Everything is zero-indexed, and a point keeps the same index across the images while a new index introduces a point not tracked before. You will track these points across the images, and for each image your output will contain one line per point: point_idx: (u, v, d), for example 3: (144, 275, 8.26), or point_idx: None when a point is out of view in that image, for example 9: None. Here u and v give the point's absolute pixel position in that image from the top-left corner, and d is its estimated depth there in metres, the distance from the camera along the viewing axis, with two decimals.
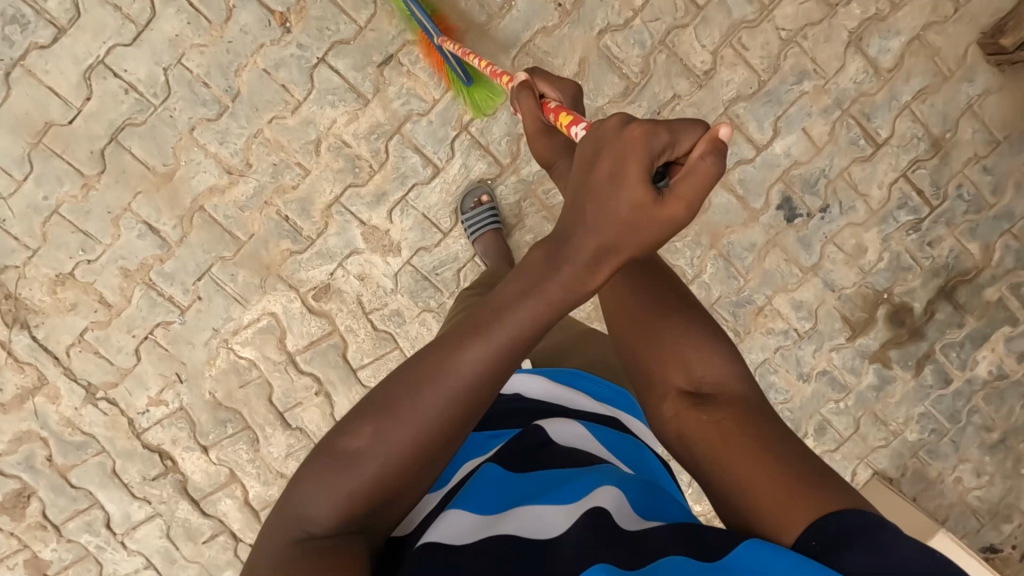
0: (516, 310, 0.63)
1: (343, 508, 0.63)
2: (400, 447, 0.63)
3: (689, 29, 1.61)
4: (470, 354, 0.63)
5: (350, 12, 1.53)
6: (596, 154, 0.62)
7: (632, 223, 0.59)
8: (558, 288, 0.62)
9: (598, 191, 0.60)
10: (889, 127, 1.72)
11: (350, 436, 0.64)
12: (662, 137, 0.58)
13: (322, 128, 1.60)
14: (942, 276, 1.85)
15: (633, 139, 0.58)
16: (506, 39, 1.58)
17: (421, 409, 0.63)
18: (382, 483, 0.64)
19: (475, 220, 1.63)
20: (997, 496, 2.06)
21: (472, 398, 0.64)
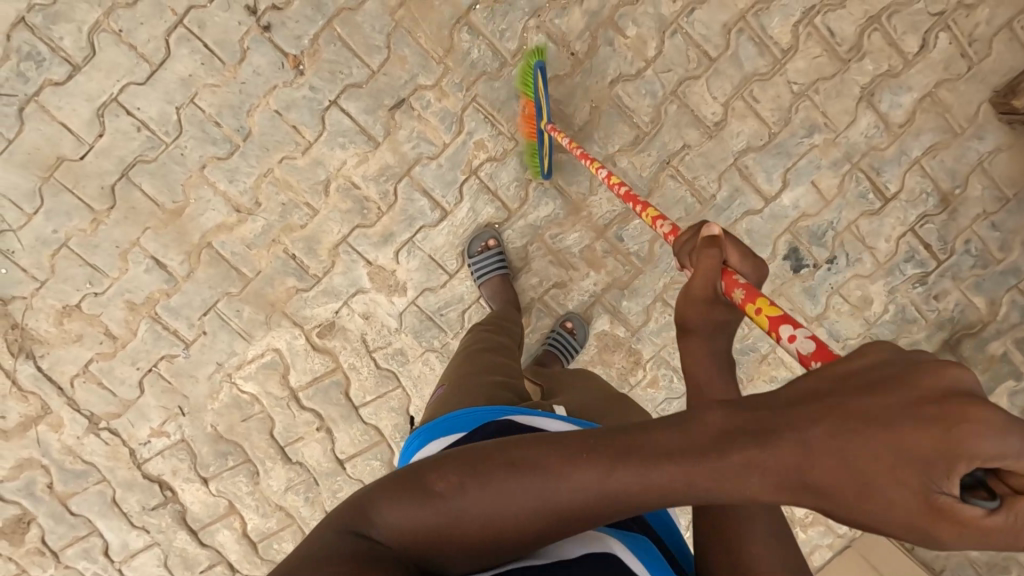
0: (660, 469, 0.57)
1: (398, 539, 0.62)
2: (479, 516, 0.62)
3: (701, 81, 1.61)
4: (588, 474, 0.60)
5: (363, 56, 1.54)
6: (873, 379, 0.49)
7: (858, 474, 0.48)
8: (715, 470, 0.55)
9: (845, 417, 0.49)
10: (898, 181, 1.72)
11: (441, 476, 0.64)
12: (1012, 444, 0.41)
13: (331, 169, 1.60)
14: (946, 329, 1.84)
15: (963, 420, 0.42)
16: (518, 86, 1.58)
17: (519, 497, 0.61)
18: (444, 539, 0.62)
19: (481, 265, 1.64)
20: (996, 548, 2.05)
21: (568, 520, 0.61)
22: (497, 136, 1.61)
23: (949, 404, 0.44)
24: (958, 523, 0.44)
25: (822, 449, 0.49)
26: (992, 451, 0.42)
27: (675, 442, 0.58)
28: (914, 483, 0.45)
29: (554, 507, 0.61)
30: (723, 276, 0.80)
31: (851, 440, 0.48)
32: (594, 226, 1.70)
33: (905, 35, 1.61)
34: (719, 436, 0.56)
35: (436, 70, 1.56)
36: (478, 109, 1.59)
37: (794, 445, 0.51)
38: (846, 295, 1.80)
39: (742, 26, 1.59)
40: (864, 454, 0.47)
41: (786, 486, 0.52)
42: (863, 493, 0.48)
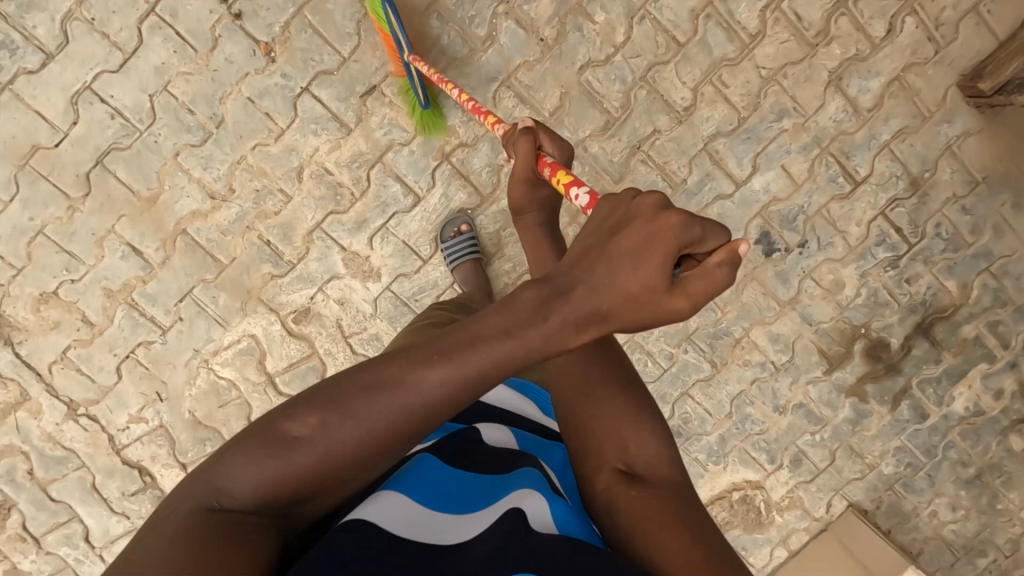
0: (491, 345, 0.64)
1: (267, 487, 0.61)
2: (342, 443, 0.63)
3: (670, 66, 1.63)
4: (434, 372, 0.64)
5: (334, 44, 1.56)
6: (623, 218, 0.65)
7: (629, 294, 0.63)
8: (538, 334, 0.64)
9: (612, 254, 0.64)
10: (868, 165, 1.73)
11: (293, 422, 0.63)
12: (689, 230, 0.61)
13: (305, 155, 1.62)
14: (919, 312, 1.86)
15: (659, 221, 0.61)
16: (488, 72, 1.60)
17: (374, 411, 0.63)
18: (311, 477, 0.63)
19: (453, 249, 1.64)
20: (972, 531, 2.07)
21: (426, 421, 0.65)
22: (468, 122, 1.63)
23: (654, 216, 0.62)
24: (685, 292, 0.62)
25: (607, 287, 0.64)
26: (682, 236, 0.61)
27: (497, 323, 0.65)
28: (655, 280, 0.62)
29: (410, 411, 0.63)
30: (537, 160, 0.95)
31: (615, 271, 0.63)
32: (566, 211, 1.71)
33: (872, 19, 1.63)
34: (533, 307, 0.65)
35: None
36: (449, 95, 1.61)
37: (583, 291, 0.64)
38: (819, 279, 1.82)
39: (710, 11, 1.60)
40: (630, 277, 0.62)
41: (587, 327, 0.65)
42: (638, 301, 0.63)
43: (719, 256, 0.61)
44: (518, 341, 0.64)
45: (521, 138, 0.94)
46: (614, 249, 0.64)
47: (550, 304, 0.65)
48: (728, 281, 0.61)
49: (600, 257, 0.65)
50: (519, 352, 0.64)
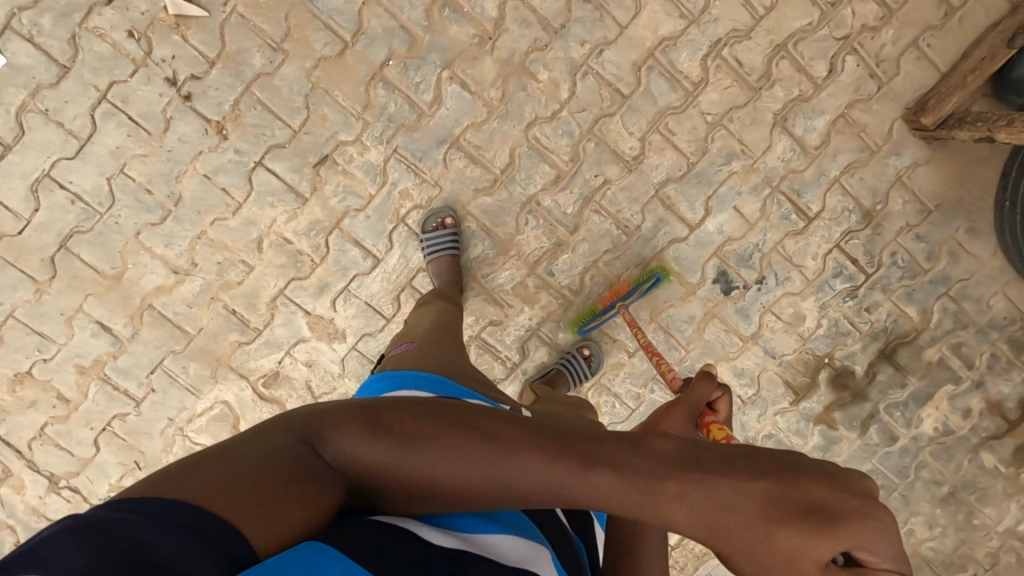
0: (611, 474, 0.71)
1: (358, 462, 0.69)
2: (432, 471, 0.70)
3: (616, 118, 1.65)
4: (540, 466, 0.72)
5: (284, 118, 1.59)
6: (827, 477, 0.67)
7: (763, 529, 0.66)
8: (661, 489, 0.70)
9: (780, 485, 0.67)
10: (820, 201, 1.75)
11: (408, 420, 0.72)
12: (881, 548, 0.64)
13: (263, 227, 1.66)
14: (881, 339, 1.88)
15: (856, 513, 0.64)
16: (438, 134, 1.63)
17: (487, 474, 0.72)
18: (395, 482, 0.70)
19: (433, 243, 1.65)
20: (950, 547, 2.10)
21: (510, 499, 0.73)
22: (421, 184, 1.66)
23: (862, 507, 0.65)
24: None
25: (738, 497, 0.67)
26: (868, 541, 0.64)
27: (635, 460, 0.71)
28: (790, 536, 0.65)
29: (503, 485, 0.72)
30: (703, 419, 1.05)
31: (765, 517, 0.66)
32: (524, 263, 1.75)
33: (814, 60, 1.65)
34: (669, 464, 0.70)
35: (356, 125, 1.61)
36: (400, 160, 1.64)
37: (720, 487, 0.68)
38: (779, 313, 1.84)
39: (652, 63, 1.62)
40: (762, 515, 0.66)
41: (703, 520, 0.69)
42: (761, 541, 0.67)
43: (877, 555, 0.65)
44: (627, 477, 0.71)
45: (700, 387, 1.04)
46: (765, 458, 0.69)
47: (682, 460, 0.71)
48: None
49: (756, 462, 0.69)
50: (633, 494, 0.71)
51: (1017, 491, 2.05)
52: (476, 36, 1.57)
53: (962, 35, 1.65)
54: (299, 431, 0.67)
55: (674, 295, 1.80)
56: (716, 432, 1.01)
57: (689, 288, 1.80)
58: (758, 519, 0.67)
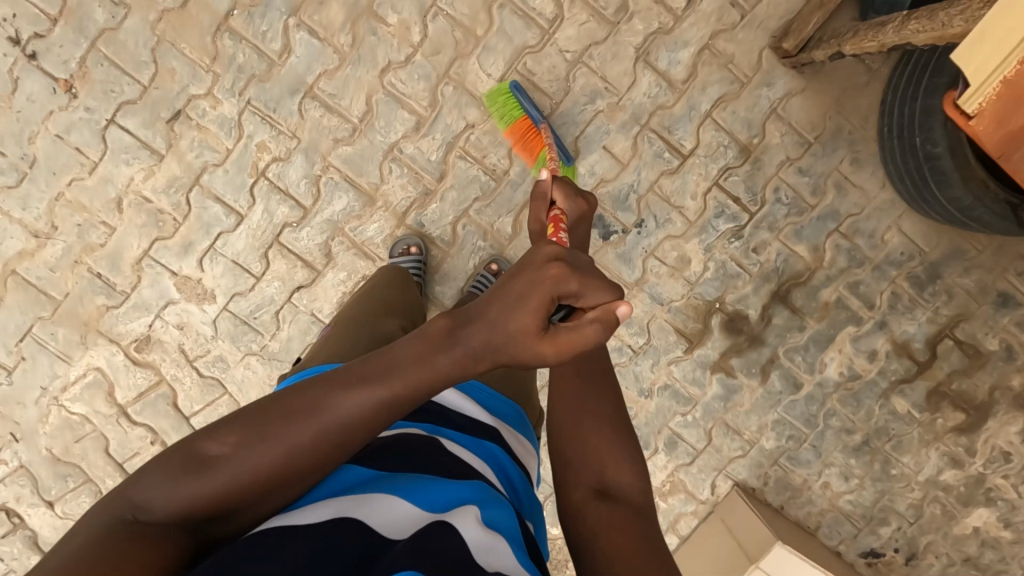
0: (403, 369, 0.74)
1: (181, 506, 0.72)
2: (253, 468, 0.73)
3: (471, 59, 1.62)
4: (348, 400, 0.74)
5: (132, 73, 1.58)
6: (527, 265, 0.75)
7: (512, 334, 0.73)
8: (440, 367, 0.74)
9: (512, 295, 0.73)
10: (693, 137, 1.70)
11: (213, 443, 0.74)
12: (573, 284, 0.72)
13: (121, 186, 1.64)
14: (773, 281, 1.82)
15: (547, 274, 0.73)
16: (290, 83, 1.61)
17: (295, 444, 0.73)
18: (226, 500, 0.73)
19: (398, 267, 1.66)
20: (870, 500, 2.02)
21: (336, 441, 0.74)
22: (278, 136, 1.64)
23: (547, 266, 0.73)
24: (552, 345, 0.72)
25: (501, 326, 0.73)
26: (567, 286, 0.72)
27: (410, 351, 0.75)
28: (529, 325, 0.72)
29: (325, 433, 0.74)
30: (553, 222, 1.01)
31: (516, 321, 0.72)
32: (392, 214, 1.71)
33: None
34: (432, 341, 0.75)
35: (206, 78, 1.59)
36: (255, 112, 1.62)
37: (474, 339, 0.74)
38: (663, 257, 1.79)
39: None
40: (522, 329, 0.72)
41: (480, 360, 0.74)
42: (517, 351, 0.73)
43: (595, 315, 0.73)
44: (422, 368, 0.74)
45: (536, 201, 1.06)
46: (503, 294, 0.74)
47: (451, 333, 0.75)
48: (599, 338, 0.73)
49: (495, 303, 0.74)
50: (428, 372, 0.74)
51: (934, 438, 1.97)
52: None
53: None
54: (115, 515, 0.71)
55: None
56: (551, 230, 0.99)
57: None
58: (519, 330, 0.72)
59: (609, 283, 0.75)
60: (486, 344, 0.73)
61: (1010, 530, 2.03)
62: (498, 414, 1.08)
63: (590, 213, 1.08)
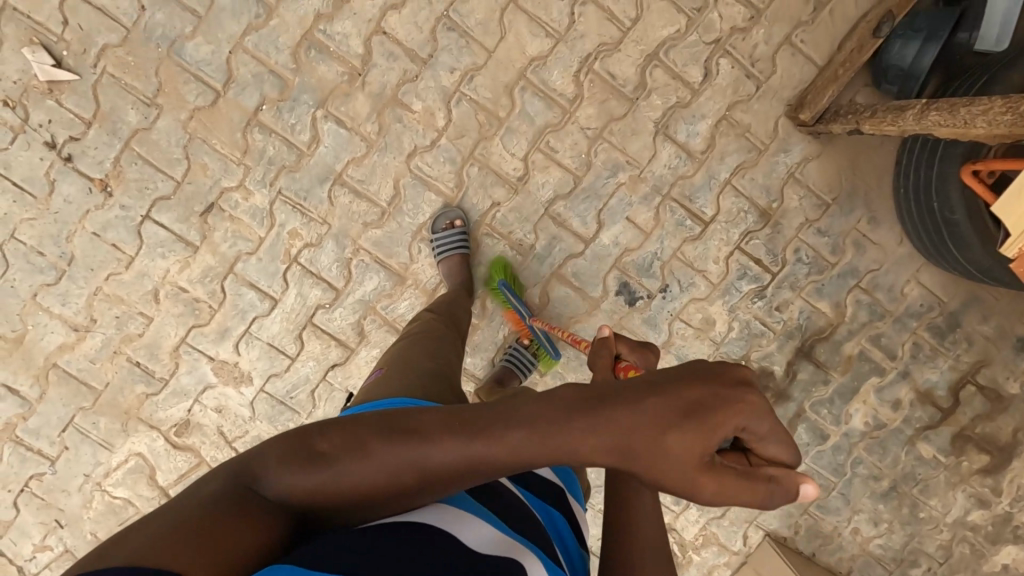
0: (517, 429, 0.74)
1: (289, 491, 0.73)
2: (357, 479, 0.74)
3: (495, 141, 1.66)
4: (452, 443, 0.75)
5: (165, 170, 1.61)
6: (708, 374, 0.73)
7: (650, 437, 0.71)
8: (569, 446, 0.73)
9: (666, 396, 0.72)
10: (714, 204, 1.74)
11: (325, 441, 0.76)
12: (762, 426, 0.71)
13: (157, 278, 1.68)
14: (797, 337, 1.86)
15: (737, 405, 0.71)
16: (319, 172, 1.65)
17: (398, 469, 0.74)
18: (325, 499, 0.75)
19: (442, 242, 1.65)
20: (899, 543, 2.05)
21: (438, 482, 0.76)
22: (309, 223, 1.68)
23: (741, 396, 0.71)
24: (711, 483, 0.70)
25: (643, 424, 0.71)
26: (749, 421, 0.71)
27: (530, 412, 0.75)
28: (688, 450, 0.70)
29: (427, 468, 0.75)
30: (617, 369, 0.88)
31: (676, 432, 0.70)
32: (422, 292, 1.74)
33: (687, 66, 1.65)
34: (570, 406, 0.74)
35: (237, 171, 1.63)
36: (285, 201, 1.66)
37: (616, 420, 0.72)
38: (688, 319, 1.82)
39: (524, 83, 1.63)
40: (671, 442, 0.70)
41: (610, 454, 0.72)
42: (652, 460, 0.71)
43: (777, 468, 0.71)
44: (549, 443, 0.73)
45: (596, 350, 0.88)
46: (673, 396, 0.71)
47: (596, 406, 0.73)
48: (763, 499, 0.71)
49: (657, 398, 0.72)
50: (551, 448, 0.73)
51: (960, 480, 2.00)
52: (345, 73, 1.59)
53: (834, 27, 1.64)
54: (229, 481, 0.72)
55: (579, 311, 1.79)
56: None
57: (593, 302, 1.78)
58: (665, 439, 0.70)
59: (786, 439, 0.72)
60: (624, 439, 0.71)
61: None
62: (563, 477, 1.00)
63: (659, 365, 0.90)
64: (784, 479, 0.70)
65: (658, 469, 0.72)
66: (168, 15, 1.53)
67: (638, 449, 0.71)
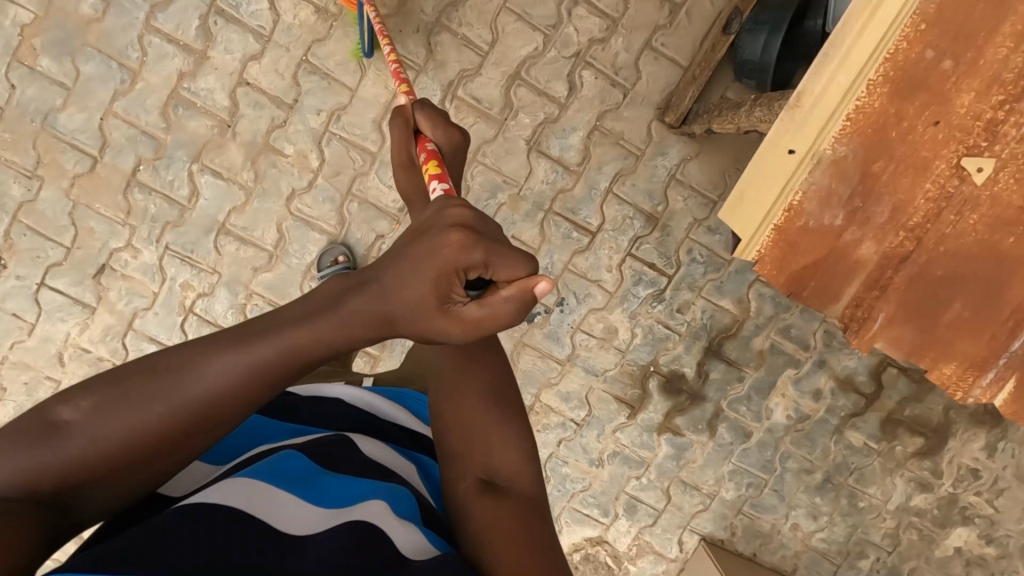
0: (273, 333, 0.64)
1: (34, 476, 0.57)
2: (112, 435, 0.59)
3: (371, 175, 1.69)
4: (217, 362, 0.62)
5: (54, 237, 1.66)
6: (429, 223, 0.64)
7: (407, 302, 0.63)
8: (338, 326, 0.64)
9: (405, 258, 0.64)
10: (598, 214, 1.74)
11: (64, 406, 0.60)
12: (477, 254, 0.59)
13: (59, 341, 1.72)
14: (704, 337, 1.84)
15: (447, 244, 0.60)
16: (203, 224, 1.68)
17: (169, 410, 0.60)
18: (91, 471, 0.59)
19: (332, 278, 1.67)
20: (843, 536, 2.00)
21: (215, 409, 0.62)
22: (199, 274, 1.71)
23: (449, 229, 0.61)
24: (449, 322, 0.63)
25: (395, 293, 0.64)
26: (468, 255, 0.60)
27: (278, 315, 0.66)
28: (431, 295, 0.62)
29: (201, 397, 0.61)
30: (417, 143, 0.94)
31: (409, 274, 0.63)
32: None
33: (551, 82, 1.66)
34: (328, 299, 0.66)
35: (123, 231, 1.67)
36: (174, 255, 1.70)
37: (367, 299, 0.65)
38: (590, 330, 1.82)
39: (392, 117, 1.66)
40: (401, 285, 0.64)
41: (375, 327, 0.65)
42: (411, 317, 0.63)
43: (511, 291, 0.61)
44: (316, 328, 0.64)
45: (394, 119, 0.95)
46: (411, 256, 0.63)
47: (350, 292, 0.66)
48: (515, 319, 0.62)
49: (403, 261, 0.64)
50: (319, 337, 0.64)
51: (897, 465, 1.95)
52: (214, 126, 1.63)
53: (693, 27, 1.65)
54: None
55: None
56: (432, 168, 0.88)
57: None
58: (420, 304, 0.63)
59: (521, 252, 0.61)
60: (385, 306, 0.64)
61: (992, 546, 2.00)
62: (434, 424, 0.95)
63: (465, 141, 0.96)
64: (521, 278, 0.61)
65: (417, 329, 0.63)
66: (38, 90, 1.59)
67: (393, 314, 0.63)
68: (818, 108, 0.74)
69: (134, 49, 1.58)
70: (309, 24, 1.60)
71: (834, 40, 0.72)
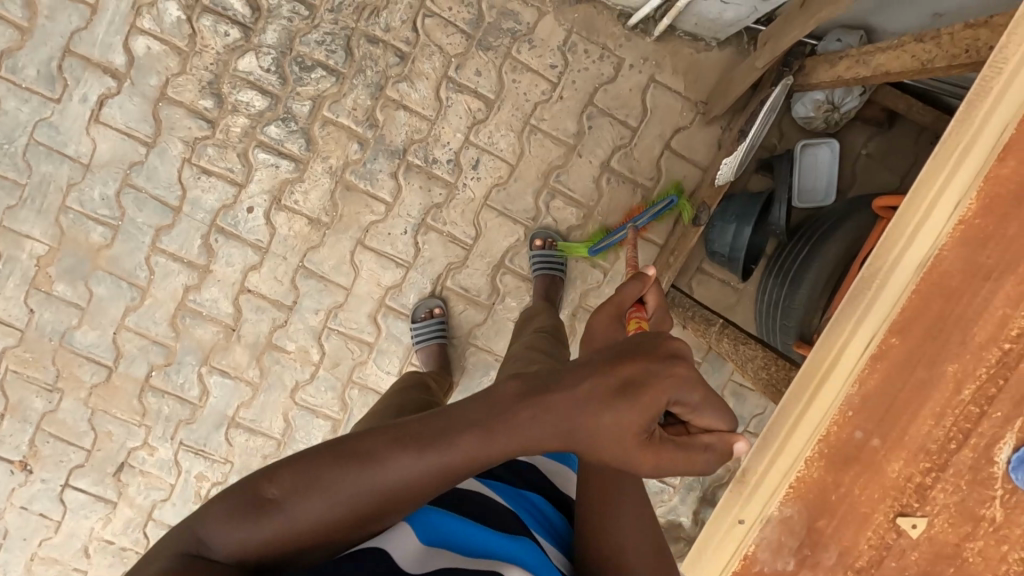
0: (462, 431, 0.73)
1: (287, 530, 0.70)
2: (339, 508, 0.70)
3: (369, 363, 1.78)
4: (425, 454, 0.71)
5: (76, 442, 1.76)
6: (647, 367, 0.68)
7: (605, 440, 0.69)
8: (539, 426, 0.71)
9: (615, 381, 0.69)
10: None
11: (310, 468, 0.72)
12: (693, 395, 0.68)
13: (85, 535, 1.81)
14: (698, 488, 1.90)
15: (671, 377, 0.68)
16: (213, 418, 1.78)
17: (391, 491, 0.71)
18: (317, 529, 0.70)
19: (422, 333, 1.71)
20: None
21: (413, 492, 0.72)
22: (213, 465, 1.80)
23: (669, 367, 0.68)
24: (656, 456, 0.70)
25: (598, 419, 0.69)
26: (685, 395, 0.68)
27: (468, 414, 0.74)
28: (637, 426, 0.68)
29: (407, 484, 0.71)
30: (636, 308, 0.92)
31: (609, 388, 0.69)
32: None
33: None
34: (518, 396, 0.73)
35: (139, 431, 1.77)
36: (188, 449, 1.79)
37: (571, 401, 0.70)
38: None
39: (386, 309, 1.75)
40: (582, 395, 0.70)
41: (560, 436, 0.71)
42: (605, 431, 0.69)
43: (706, 437, 0.71)
44: (514, 426, 0.71)
45: (631, 284, 0.84)
46: (620, 378, 0.69)
47: (544, 392, 0.72)
48: (705, 467, 0.70)
49: (603, 381, 0.69)
50: (520, 436, 0.72)
51: None
52: (220, 331, 1.73)
53: None
54: (230, 508, 0.71)
55: None
56: None
57: None
58: (620, 432, 0.69)
59: (724, 407, 0.71)
60: (573, 421, 0.70)
61: None
62: None
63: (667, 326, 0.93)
64: (723, 435, 0.71)
65: (607, 446, 0.70)
66: (55, 313, 1.69)
67: (595, 436, 0.70)
68: (764, 486, 0.81)
69: (142, 269, 1.69)
70: (304, 234, 1.70)
71: (771, 429, 0.80)
